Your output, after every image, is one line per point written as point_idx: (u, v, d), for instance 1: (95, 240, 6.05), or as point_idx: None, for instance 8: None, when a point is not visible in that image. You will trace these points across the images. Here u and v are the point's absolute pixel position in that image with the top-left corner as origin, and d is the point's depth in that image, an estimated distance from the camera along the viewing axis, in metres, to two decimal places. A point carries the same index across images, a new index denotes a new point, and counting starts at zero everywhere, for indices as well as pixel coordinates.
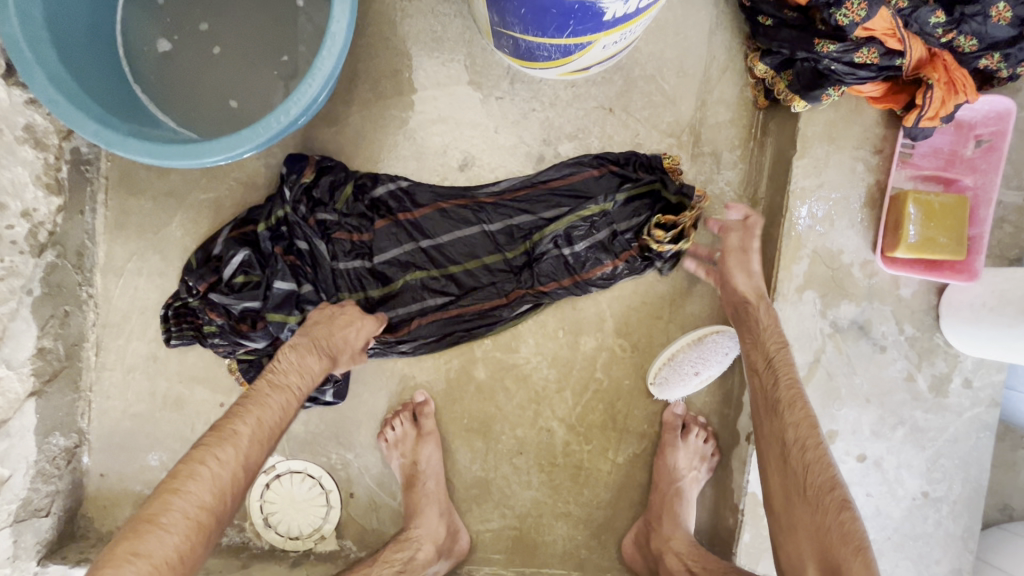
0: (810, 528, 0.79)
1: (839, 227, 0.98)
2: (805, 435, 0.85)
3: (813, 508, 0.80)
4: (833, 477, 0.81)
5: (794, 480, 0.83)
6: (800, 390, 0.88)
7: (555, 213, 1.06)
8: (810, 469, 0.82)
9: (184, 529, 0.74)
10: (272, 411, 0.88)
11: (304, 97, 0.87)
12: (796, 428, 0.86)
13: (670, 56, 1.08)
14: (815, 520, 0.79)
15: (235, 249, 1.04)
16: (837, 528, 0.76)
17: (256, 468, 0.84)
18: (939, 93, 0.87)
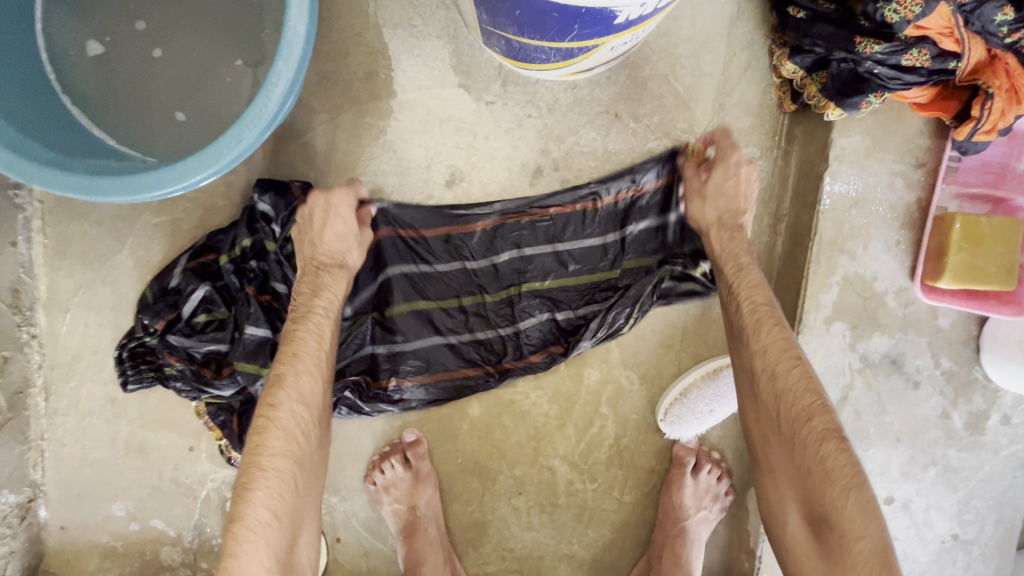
0: (792, 470, 0.76)
1: (873, 251, 0.88)
2: (773, 362, 0.78)
3: (789, 443, 0.76)
4: (811, 407, 0.75)
5: (780, 424, 0.77)
6: (765, 312, 0.81)
7: (547, 250, 0.97)
8: (782, 401, 0.77)
9: (280, 480, 0.75)
10: (308, 344, 0.81)
11: (260, 117, 0.73)
12: (764, 357, 0.79)
13: (685, 53, 0.95)
14: (792, 454, 0.76)
15: (195, 283, 0.94)
16: (816, 465, 0.73)
17: (321, 395, 0.81)
18: (999, 103, 0.75)
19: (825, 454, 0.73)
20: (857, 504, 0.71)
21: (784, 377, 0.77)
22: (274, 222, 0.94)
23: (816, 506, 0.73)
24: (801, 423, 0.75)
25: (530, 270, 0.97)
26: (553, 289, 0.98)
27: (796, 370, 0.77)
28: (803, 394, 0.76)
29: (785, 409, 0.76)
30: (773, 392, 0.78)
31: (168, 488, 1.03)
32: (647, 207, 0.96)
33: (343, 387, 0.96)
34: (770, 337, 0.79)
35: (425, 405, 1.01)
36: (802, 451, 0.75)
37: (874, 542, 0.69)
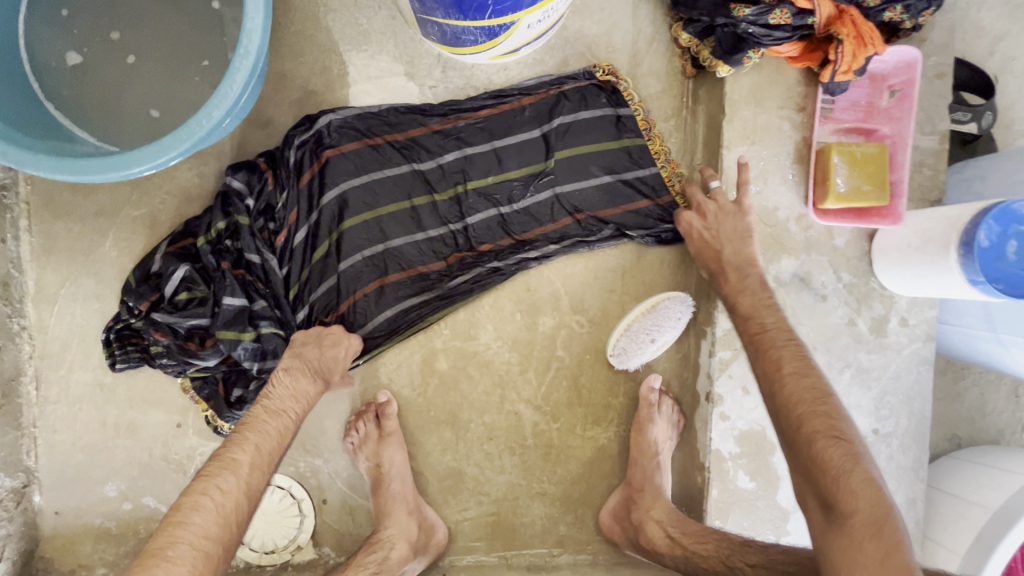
0: (800, 466, 0.76)
1: (772, 184, 1.02)
2: (777, 376, 0.84)
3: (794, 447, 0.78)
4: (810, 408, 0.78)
5: (786, 434, 0.80)
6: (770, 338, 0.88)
7: (485, 149, 1.09)
8: (784, 407, 0.81)
9: (191, 560, 0.72)
10: (264, 436, 0.87)
11: (226, 99, 0.84)
12: (771, 377, 0.85)
13: (597, 34, 1.10)
14: (797, 458, 0.77)
15: (176, 264, 1.03)
16: (813, 459, 0.74)
17: (260, 493, 0.83)
18: (850, 47, 0.91)
19: (820, 449, 0.74)
20: (859, 482, 0.69)
21: (791, 388, 0.81)
22: (247, 198, 1.05)
23: (822, 491, 0.71)
24: (800, 426, 0.77)
25: (468, 172, 1.09)
26: (492, 187, 1.09)
27: (795, 381, 0.81)
28: (801, 402, 0.79)
29: (787, 412, 0.80)
30: (779, 408, 0.82)
31: (159, 466, 1.09)
32: (570, 104, 1.08)
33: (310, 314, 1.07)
34: (772, 361, 0.86)
35: (389, 321, 1.09)
36: (803, 450, 0.76)
37: (874, 515, 0.66)
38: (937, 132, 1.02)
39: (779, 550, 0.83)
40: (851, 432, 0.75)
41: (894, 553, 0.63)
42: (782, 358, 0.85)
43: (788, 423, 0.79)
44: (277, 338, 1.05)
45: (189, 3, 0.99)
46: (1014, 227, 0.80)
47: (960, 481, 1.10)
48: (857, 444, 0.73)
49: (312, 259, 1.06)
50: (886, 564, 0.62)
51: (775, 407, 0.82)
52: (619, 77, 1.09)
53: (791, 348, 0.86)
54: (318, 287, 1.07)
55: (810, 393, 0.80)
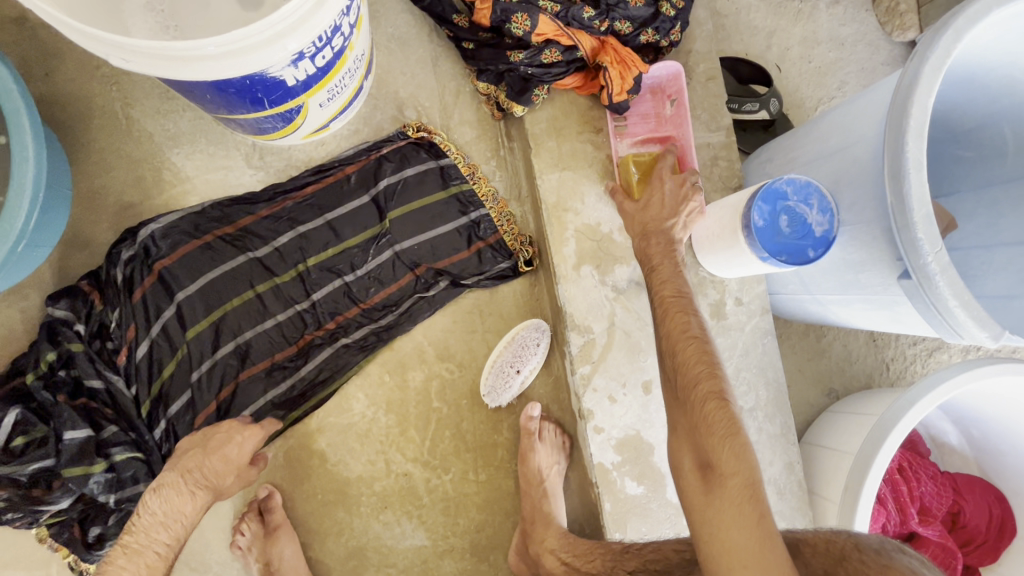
0: (686, 427, 0.80)
1: (590, 203, 1.09)
2: (674, 340, 0.86)
3: (686, 408, 0.81)
4: (705, 372, 0.81)
5: (678, 395, 0.83)
6: (674, 300, 0.90)
7: (319, 224, 1.10)
8: (681, 369, 0.83)
9: None
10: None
11: (9, 234, 0.82)
12: (669, 337, 0.87)
13: (405, 96, 1.16)
14: (688, 416, 0.80)
15: (5, 409, 0.97)
16: (703, 420, 0.77)
17: None
18: (615, 72, 1.00)
19: (709, 410, 0.77)
20: (740, 445, 0.74)
21: (688, 353, 0.84)
22: (77, 324, 1.02)
23: (703, 452, 0.76)
24: (694, 386, 0.80)
25: (304, 249, 1.10)
26: (332, 260, 1.10)
27: (693, 345, 0.84)
28: (697, 365, 0.82)
29: (682, 376, 0.82)
30: (674, 366, 0.85)
31: None
32: (390, 168, 1.12)
33: (168, 428, 1.03)
34: (671, 321, 0.88)
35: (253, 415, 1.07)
36: (692, 409, 0.79)
37: (749, 480, 0.72)
38: (722, 128, 1.13)
39: (650, 549, 0.84)
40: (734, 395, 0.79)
41: (765, 515, 0.69)
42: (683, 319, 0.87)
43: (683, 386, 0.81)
44: (136, 460, 1.00)
45: None
46: (780, 203, 0.89)
47: (838, 435, 1.14)
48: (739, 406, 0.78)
49: (162, 370, 1.04)
50: (758, 528, 0.67)
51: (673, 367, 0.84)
52: (431, 134, 1.14)
53: (674, 307, 0.89)
54: (173, 400, 1.04)
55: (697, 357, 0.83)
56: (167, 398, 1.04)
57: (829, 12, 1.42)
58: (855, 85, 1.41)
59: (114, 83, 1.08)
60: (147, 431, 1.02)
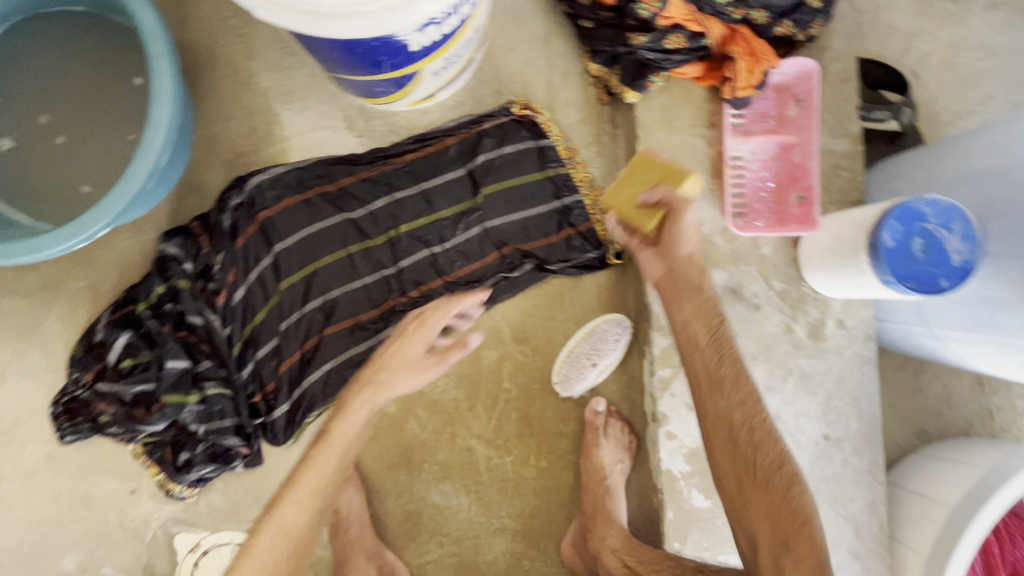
0: (764, 509, 0.81)
1: (693, 201, 1.03)
2: (751, 416, 0.85)
3: (765, 487, 0.82)
4: (780, 455, 0.83)
5: (754, 474, 0.83)
6: (740, 368, 0.88)
7: (414, 192, 1.11)
8: (759, 448, 0.84)
9: None
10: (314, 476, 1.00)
11: (142, 171, 0.87)
12: (741, 411, 0.85)
13: (513, 71, 1.13)
14: (767, 495, 0.81)
15: (118, 332, 1.05)
16: (787, 505, 0.80)
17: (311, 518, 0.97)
18: (744, 65, 0.94)
19: (795, 495, 0.81)
20: (814, 534, 0.79)
21: (760, 430, 0.85)
22: (185, 262, 1.07)
23: (782, 533, 0.79)
24: (775, 470, 0.82)
25: (398, 215, 1.11)
26: (422, 229, 1.11)
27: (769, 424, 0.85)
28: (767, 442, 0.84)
29: (761, 453, 0.83)
30: (751, 442, 0.84)
31: (115, 534, 1.09)
32: (490, 143, 1.11)
33: (254, 369, 1.09)
34: (740, 393, 0.86)
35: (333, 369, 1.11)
36: (772, 489, 0.81)
37: (817, 562, 0.77)
38: (850, 135, 1.04)
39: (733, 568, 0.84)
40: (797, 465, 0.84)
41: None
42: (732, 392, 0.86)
43: (762, 468, 0.82)
44: (223, 396, 1.06)
45: (113, 82, 1.02)
46: (916, 225, 0.80)
47: (930, 480, 1.05)
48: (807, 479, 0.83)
49: (256, 315, 1.09)
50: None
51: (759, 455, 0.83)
52: (535, 112, 1.11)
53: (736, 376, 0.88)
54: (262, 344, 1.09)
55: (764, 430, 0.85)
56: (257, 341, 1.09)
57: (983, 17, 1.28)
58: (1004, 101, 1.26)
59: (239, 36, 1.12)
60: (236, 370, 1.08)
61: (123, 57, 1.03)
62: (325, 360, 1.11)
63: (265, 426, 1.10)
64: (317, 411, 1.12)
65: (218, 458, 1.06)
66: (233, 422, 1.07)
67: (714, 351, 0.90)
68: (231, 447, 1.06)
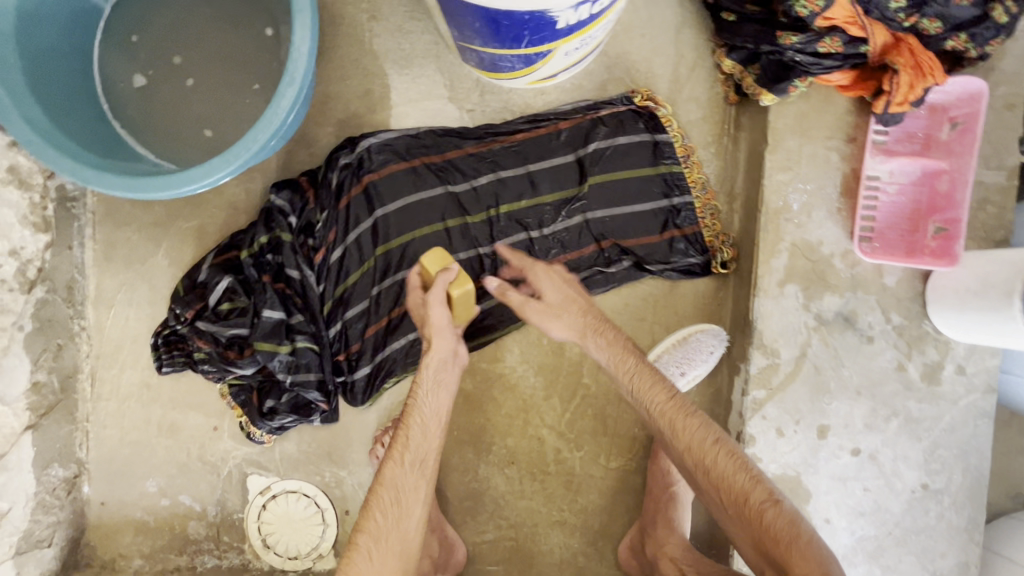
0: (751, 535, 0.85)
1: (816, 218, 0.97)
2: (701, 455, 0.90)
3: (742, 516, 0.86)
4: (745, 484, 0.86)
5: (731, 505, 0.87)
6: (675, 410, 0.94)
7: (520, 173, 1.09)
8: (720, 483, 0.88)
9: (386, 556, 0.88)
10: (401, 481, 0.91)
11: (272, 122, 0.88)
12: (689, 451, 0.91)
13: (638, 59, 1.09)
14: (749, 526, 0.85)
15: (220, 276, 1.08)
16: (767, 530, 0.83)
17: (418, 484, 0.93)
18: (906, 78, 0.86)
19: (769, 519, 0.84)
20: (808, 549, 0.80)
21: (721, 462, 0.89)
22: (290, 216, 1.09)
23: (775, 557, 0.82)
24: (745, 499, 0.86)
25: (500, 195, 1.09)
26: (522, 212, 1.09)
27: (722, 455, 0.89)
28: (732, 474, 0.88)
29: (718, 486, 0.88)
30: (709, 478, 0.89)
31: (195, 465, 1.15)
32: (605, 131, 1.07)
33: (342, 328, 1.11)
34: (689, 432, 0.92)
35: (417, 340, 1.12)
36: (749, 519, 0.85)
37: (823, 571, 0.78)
38: (1005, 168, 0.95)
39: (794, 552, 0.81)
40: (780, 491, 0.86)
41: None
42: (701, 429, 0.92)
43: (732, 503, 0.86)
44: (311, 351, 1.08)
45: (244, 31, 1.04)
46: None
47: None
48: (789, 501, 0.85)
49: (349, 276, 1.10)
50: None
51: (734, 485, 0.87)
52: (657, 105, 1.07)
53: (684, 413, 0.93)
54: (352, 305, 1.10)
55: (735, 463, 0.88)
56: (348, 302, 1.10)
57: None
58: None
59: None
60: (325, 326, 1.10)
61: (257, 6, 1.04)
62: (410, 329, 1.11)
63: (345, 385, 1.12)
64: (396, 377, 1.13)
65: (300, 409, 1.09)
66: (316, 378, 1.08)
67: (655, 396, 0.95)
68: (312, 401, 1.08)
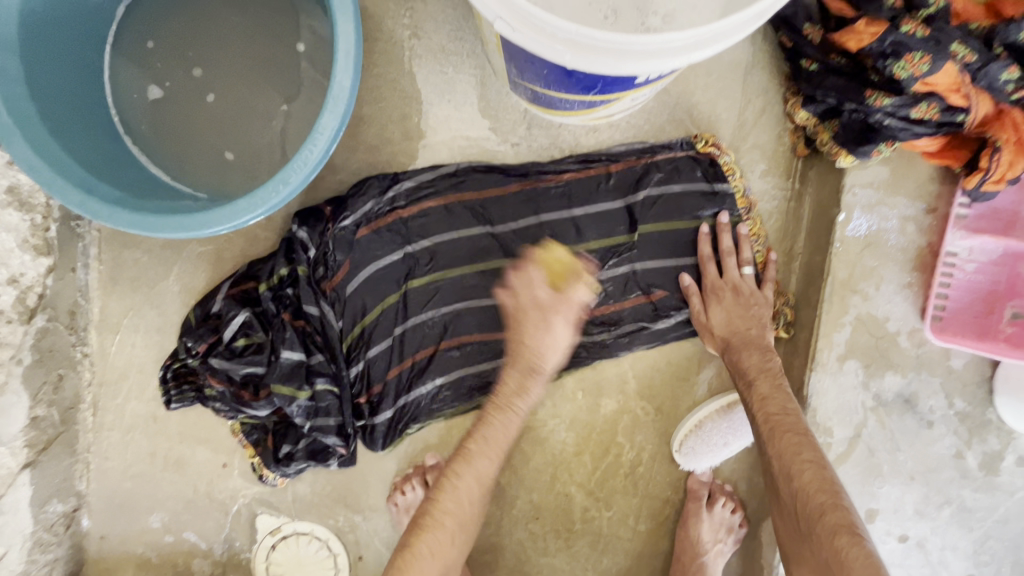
0: (813, 561, 0.74)
1: (885, 292, 0.91)
2: (788, 464, 0.81)
3: (810, 537, 0.75)
4: (826, 500, 0.76)
5: (800, 523, 0.78)
6: (791, 418, 0.85)
7: (564, 216, 1.01)
8: (799, 498, 0.79)
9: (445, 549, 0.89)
10: (486, 457, 0.93)
11: (306, 162, 0.80)
12: (781, 459, 0.82)
13: (701, 100, 1.00)
14: (816, 549, 0.74)
15: (236, 309, 1.00)
16: (834, 555, 0.71)
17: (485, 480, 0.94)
18: (1007, 155, 0.79)
19: (839, 545, 0.71)
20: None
21: (810, 476, 0.79)
22: (310, 249, 1.01)
23: None
24: (817, 515, 0.75)
25: (543, 238, 1.01)
26: (566, 257, 1.01)
27: (810, 470, 0.80)
28: (816, 492, 0.77)
29: (801, 501, 0.78)
30: (791, 492, 0.80)
31: (202, 503, 1.08)
32: (660, 177, 0.99)
33: (362, 370, 1.04)
34: (784, 443, 0.83)
35: (444, 384, 1.06)
36: (817, 537, 0.74)
37: None
38: None
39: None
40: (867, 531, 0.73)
41: None
42: (799, 443, 0.82)
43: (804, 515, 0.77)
44: (330, 394, 1.01)
45: (272, 45, 0.95)
46: None
47: None
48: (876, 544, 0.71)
49: (373, 311, 1.03)
50: None
51: (814, 502, 0.76)
52: (721, 153, 0.99)
53: (797, 426, 0.84)
54: (375, 344, 1.03)
55: (830, 484, 0.78)
56: (370, 340, 1.04)
57: None
58: None
59: (409, 9, 1.01)
60: (345, 366, 1.03)
61: (288, 18, 0.94)
62: (438, 371, 1.05)
63: (364, 429, 1.06)
64: (420, 424, 1.07)
65: (316, 454, 1.02)
66: (336, 422, 1.02)
67: (760, 407, 0.88)
68: (330, 446, 1.02)
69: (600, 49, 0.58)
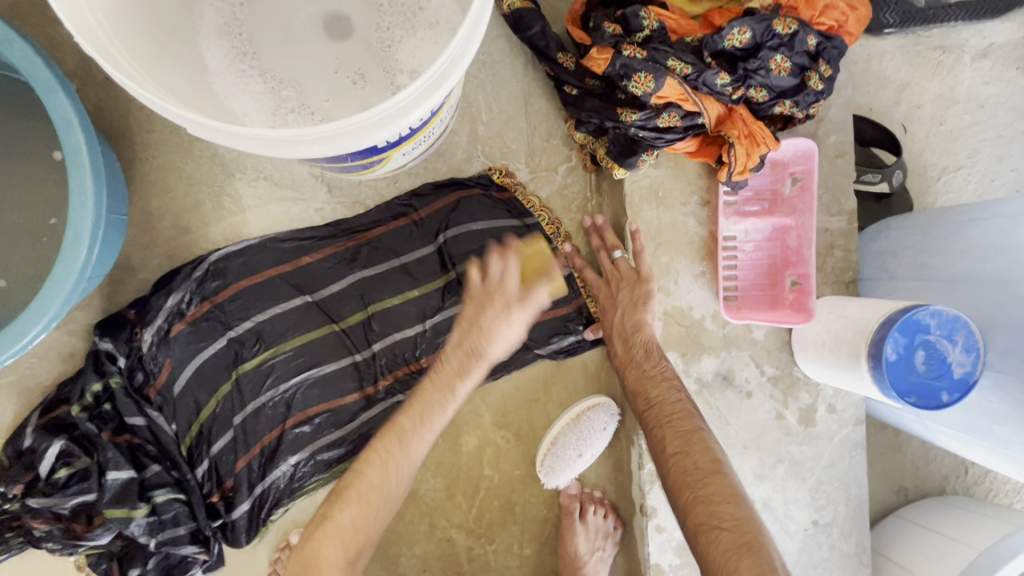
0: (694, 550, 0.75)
1: (683, 284, 0.98)
2: (667, 450, 0.83)
3: (688, 528, 0.76)
4: (695, 484, 0.77)
5: (677, 512, 0.79)
6: (660, 402, 0.87)
7: (386, 268, 1.02)
8: (678, 485, 0.79)
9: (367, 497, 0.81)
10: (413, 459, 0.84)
11: (64, 282, 0.76)
12: (663, 447, 0.83)
13: (489, 135, 1.04)
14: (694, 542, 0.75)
15: (49, 440, 0.92)
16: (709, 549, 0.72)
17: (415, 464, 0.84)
18: (742, 149, 0.86)
19: (706, 539, 0.73)
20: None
21: (675, 473, 0.80)
22: (120, 357, 0.96)
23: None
24: (686, 509, 0.77)
25: (369, 295, 1.01)
26: (395, 306, 1.02)
27: (676, 458, 0.81)
28: (682, 484, 0.79)
29: (676, 492, 0.79)
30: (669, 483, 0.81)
31: None
32: (464, 215, 1.01)
33: (208, 469, 0.99)
34: (660, 435, 0.84)
35: (300, 463, 1.02)
36: (689, 530, 0.76)
37: None
38: (845, 213, 1.01)
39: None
40: (730, 505, 0.75)
41: None
42: (670, 430, 0.84)
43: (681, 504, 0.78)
44: (177, 502, 0.96)
45: (29, 158, 0.89)
46: (919, 337, 0.76)
47: (911, 552, 1.07)
48: (736, 523, 0.73)
49: (207, 404, 0.98)
50: None
51: (680, 501, 0.78)
52: (514, 182, 1.03)
53: (673, 411, 0.86)
54: (216, 439, 0.99)
55: (695, 472, 0.78)
56: (210, 437, 0.99)
57: (974, 67, 1.23)
58: (990, 155, 1.23)
59: None
60: (189, 468, 0.98)
61: (42, 127, 0.90)
62: (292, 449, 1.01)
63: (224, 527, 1.01)
64: (284, 506, 1.03)
65: (175, 568, 0.98)
66: (188, 529, 0.97)
67: (637, 398, 0.90)
68: (189, 556, 0.98)
69: (302, 142, 0.58)
